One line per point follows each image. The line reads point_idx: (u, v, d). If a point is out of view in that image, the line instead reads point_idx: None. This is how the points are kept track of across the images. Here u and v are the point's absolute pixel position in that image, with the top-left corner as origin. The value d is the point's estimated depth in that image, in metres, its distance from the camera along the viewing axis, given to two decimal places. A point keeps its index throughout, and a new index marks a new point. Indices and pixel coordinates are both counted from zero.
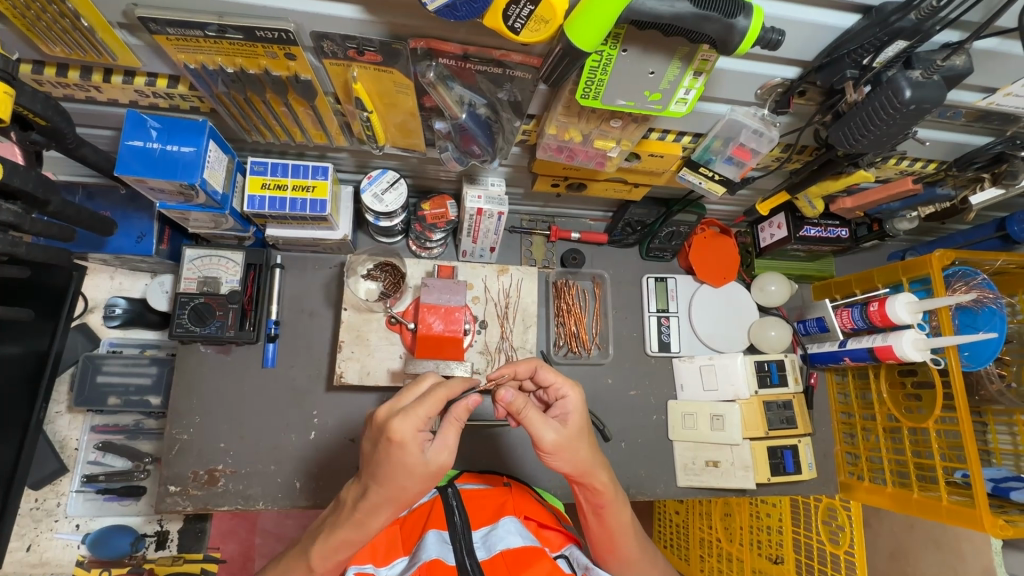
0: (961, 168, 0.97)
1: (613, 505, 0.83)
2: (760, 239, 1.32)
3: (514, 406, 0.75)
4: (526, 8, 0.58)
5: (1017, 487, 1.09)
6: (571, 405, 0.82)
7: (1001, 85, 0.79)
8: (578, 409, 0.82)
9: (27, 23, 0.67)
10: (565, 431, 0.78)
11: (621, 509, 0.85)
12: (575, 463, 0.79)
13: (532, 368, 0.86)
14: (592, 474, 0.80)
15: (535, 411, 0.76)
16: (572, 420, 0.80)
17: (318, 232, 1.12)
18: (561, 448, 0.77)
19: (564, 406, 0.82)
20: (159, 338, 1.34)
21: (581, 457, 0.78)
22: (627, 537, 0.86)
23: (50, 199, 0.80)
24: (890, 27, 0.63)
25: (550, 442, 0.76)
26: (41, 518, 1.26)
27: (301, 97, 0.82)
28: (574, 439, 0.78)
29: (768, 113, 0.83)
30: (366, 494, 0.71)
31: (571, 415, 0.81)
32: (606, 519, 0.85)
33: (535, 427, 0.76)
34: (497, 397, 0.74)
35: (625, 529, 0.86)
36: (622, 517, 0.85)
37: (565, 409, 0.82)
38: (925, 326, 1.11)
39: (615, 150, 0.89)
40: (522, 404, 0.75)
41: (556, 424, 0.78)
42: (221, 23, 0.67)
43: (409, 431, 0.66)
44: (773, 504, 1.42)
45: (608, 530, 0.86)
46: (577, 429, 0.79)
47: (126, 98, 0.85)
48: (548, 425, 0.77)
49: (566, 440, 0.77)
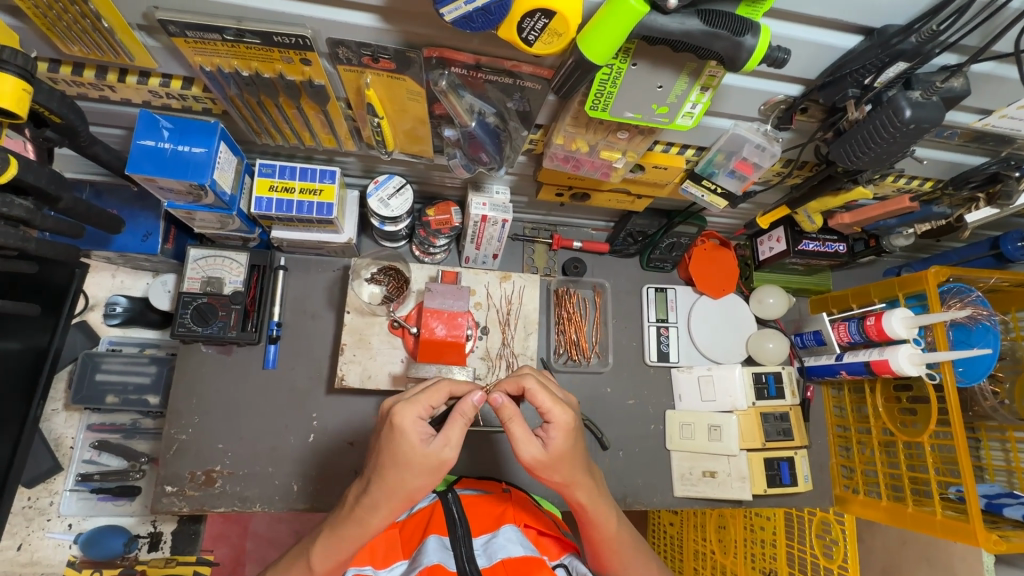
0: (957, 186, 1.00)
1: (594, 520, 0.85)
2: (759, 252, 1.34)
3: (504, 412, 0.76)
4: (540, 21, 0.60)
5: (1009, 503, 1.10)
6: (557, 429, 0.77)
7: (998, 106, 0.81)
8: (566, 435, 0.77)
9: (48, 22, 0.68)
10: (545, 454, 0.77)
11: (605, 523, 0.85)
12: (554, 478, 0.80)
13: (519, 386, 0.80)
14: (573, 488, 0.82)
15: (518, 425, 0.76)
16: (557, 443, 0.77)
17: (323, 235, 1.12)
18: (540, 466, 0.78)
19: (551, 428, 0.78)
20: (159, 338, 1.34)
21: (560, 475, 0.79)
22: (611, 549, 0.88)
23: (61, 195, 0.81)
24: (891, 49, 0.65)
25: (529, 460, 0.77)
26: (33, 517, 1.25)
27: (313, 102, 0.84)
28: (554, 460, 0.77)
29: (770, 128, 0.85)
30: (377, 487, 0.71)
31: (556, 439, 0.77)
32: (592, 531, 0.86)
33: (515, 442, 0.76)
34: (488, 398, 0.75)
35: (610, 541, 0.87)
36: (606, 529, 0.86)
37: (548, 431, 0.77)
38: (920, 341, 1.13)
39: (620, 160, 0.91)
40: (510, 413, 0.76)
41: (538, 444, 0.77)
42: (239, 27, 0.68)
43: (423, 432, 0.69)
44: (767, 518, 1.44)
45: (596, 541, 0.87)
46: (561, 452, 0.77)
47: (139, 98, 0.86)
48: (529, 445, 0.76)
49: (544, 462, 0.77)
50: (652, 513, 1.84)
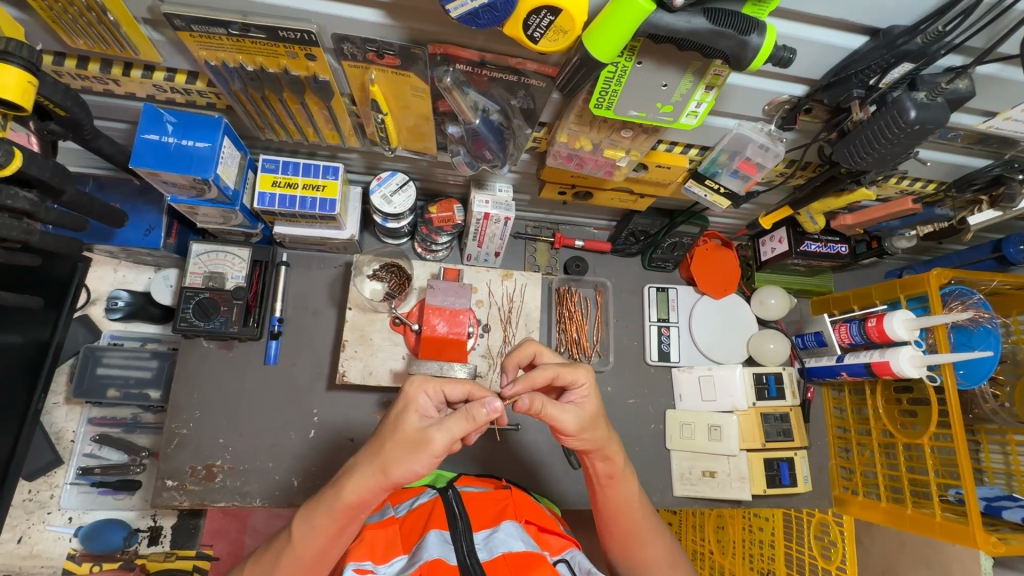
0: (961, 189, 0.99)
1: (621, 478, 0.85)
2: (761, 253, 1.34)
3: (534, 406, 0.74)
4: (546, 18, 0.60)
5: (1008, 506, 1.10)
6: (587, 391, 0.80)
7: (1001, 109, 0.81)
8: (594, 394, 0.81)
9: (53, 15, 0.68)
10: (584, 414, 0.78)
11: (628, 482, 0.86)
12: (593, 441, 0.80)
13: (549, 375, 0.80)
14: (606, 450, 0.82)
15: (553, 403, 0.75)
16: (590, 402, 0.80)
17: (325, 231, 1.12)
18: (583, 428, 0.77)
19: (580, 394, 0.80)
20: (161, 332, 1.34)
21: (599, 435, 0.80)
22: (630, 511, 0.88)
23: (65, 188, 0.82)
24: (897, 50, 0.65)
25: (574, 425, 0.76)
26: (34, 510, 1.25)
27: (317, 98, 0.84)
28: (594, 419, 0.79)
29: (774, 128, 0.85)
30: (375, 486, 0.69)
31: (586, 401, 0.80)
32: (612, 492, 0.86)
33: (556, 416, 0.76)
34: (517, 404, 0.72)
35: (630, 502, 0.87)
36: (629, 489, 0.87)
37: (580, 395, 0.80)
38: (921, 343, 1.13)
39: (624, 159, 0.91)
40: (540, 403, 0.74)
41: (575, 408, 0.78)
42: (245, 22, 0.68)
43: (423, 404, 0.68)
44: (766, 519, 1.44)
45: (615, 502, 0.87)
46: (596, 411, 0.80)
47: (144, 92, 0.87)
48: (567, 411, 0.76)
49: (586, 421, 0.78)
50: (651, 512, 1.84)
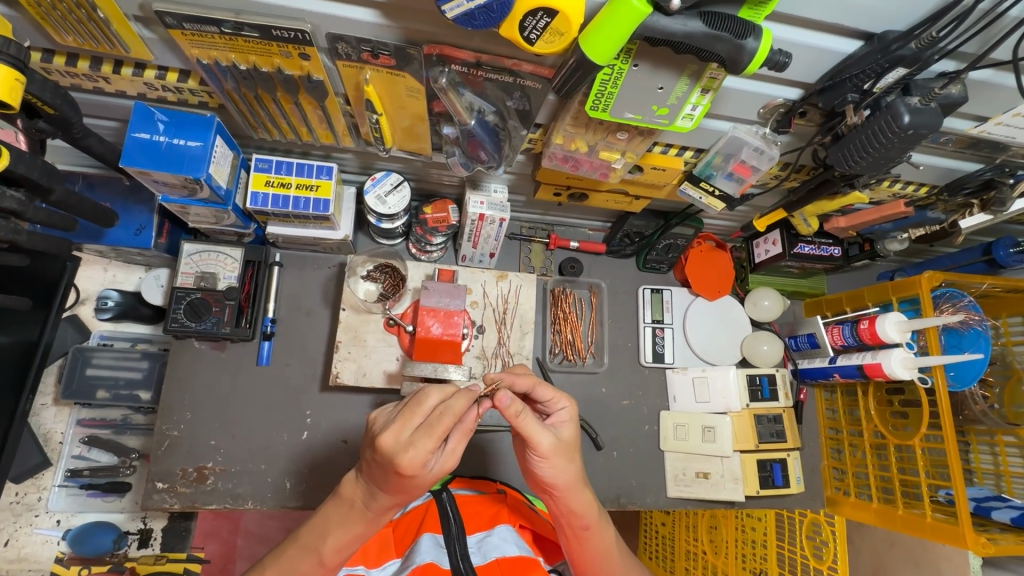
0: (952, 193, 1.02)
1: (596, 526, 0.83)
2: (755, 255, 1.34)
3: (511, 411, 0.74)
4: (542, 20, 0.59)
5: (998, 506, 1.11)
6: (565, 417, 0.82)
7: (994, 114, 0.81)
8: (572, 422, 0.82)
9: (42, 12, 0.67)
10: (559, 439, 0.78)
11: (604, 527, 0.85)
12: (563, 476, 0.78)
13: (530, 385, 0.81)
14: (574, 494, 0.80)
15: (530, 416, 0.76)
16: (566, 429, 0.81)
17: (319, 232, 1.12)
18: (556, 452, 0.77)
19: (560, 417, 0.82)
20: (151, 333, 1.33)
21: (567, 471, 0.79)
22: (609, 559, 0.86)
23: (53, 187, 0.80)
24: (891, 55, 0.65)
25: (546, 446, 0.76)
26: (21, 512, 1.24)
27: (311, 97, 0.83)
28: (565, 448, 0.79)
29: (769, 132, 0.85)
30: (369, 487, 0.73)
31: (564, 428, 0.81)
32: (589, 539, 0.84)
33: (531, 431, 0.75)
34: (495, 399, 0.73)
35: (607, 550, 0.85)
36: (604, 535, 0.85)
37: (559, 419, 0.82)
38: (913, 345, 1.14)
39: (619, 161, 0.91)
40: (518, 408, 0.75)
41: (552, 430, 0.78)
42: (238, 21, 0.68)
43: (418, 463, 0.67)
44: (759, 518, 1.47)
45: (590, 550, 0.85)
46: (571, 439, 0.80)
47: (134, 90, 0.85)
48: (544, 429, 0.76)
49: (556, 450, 0.77)
50: (644, 513, 1.84)
